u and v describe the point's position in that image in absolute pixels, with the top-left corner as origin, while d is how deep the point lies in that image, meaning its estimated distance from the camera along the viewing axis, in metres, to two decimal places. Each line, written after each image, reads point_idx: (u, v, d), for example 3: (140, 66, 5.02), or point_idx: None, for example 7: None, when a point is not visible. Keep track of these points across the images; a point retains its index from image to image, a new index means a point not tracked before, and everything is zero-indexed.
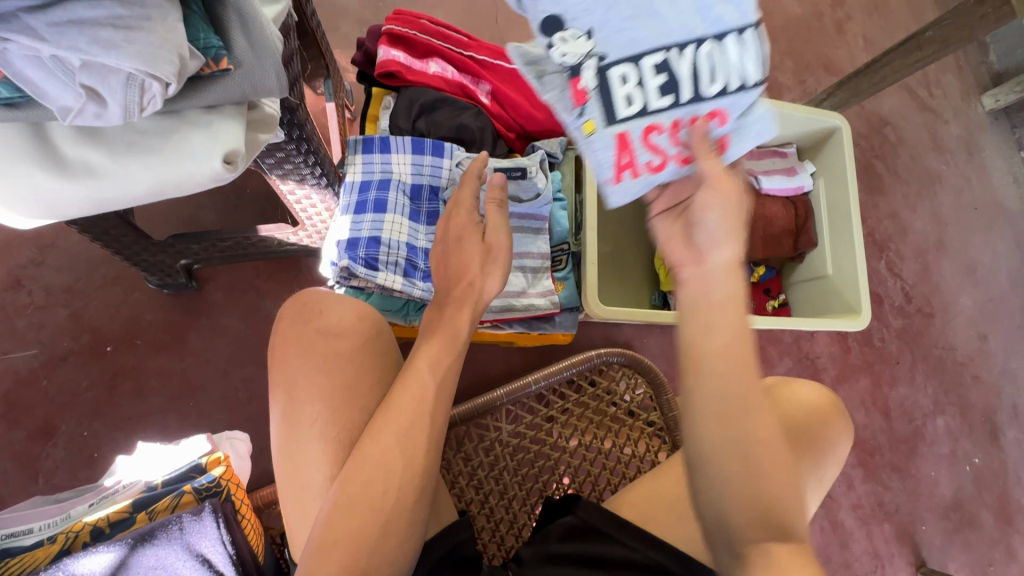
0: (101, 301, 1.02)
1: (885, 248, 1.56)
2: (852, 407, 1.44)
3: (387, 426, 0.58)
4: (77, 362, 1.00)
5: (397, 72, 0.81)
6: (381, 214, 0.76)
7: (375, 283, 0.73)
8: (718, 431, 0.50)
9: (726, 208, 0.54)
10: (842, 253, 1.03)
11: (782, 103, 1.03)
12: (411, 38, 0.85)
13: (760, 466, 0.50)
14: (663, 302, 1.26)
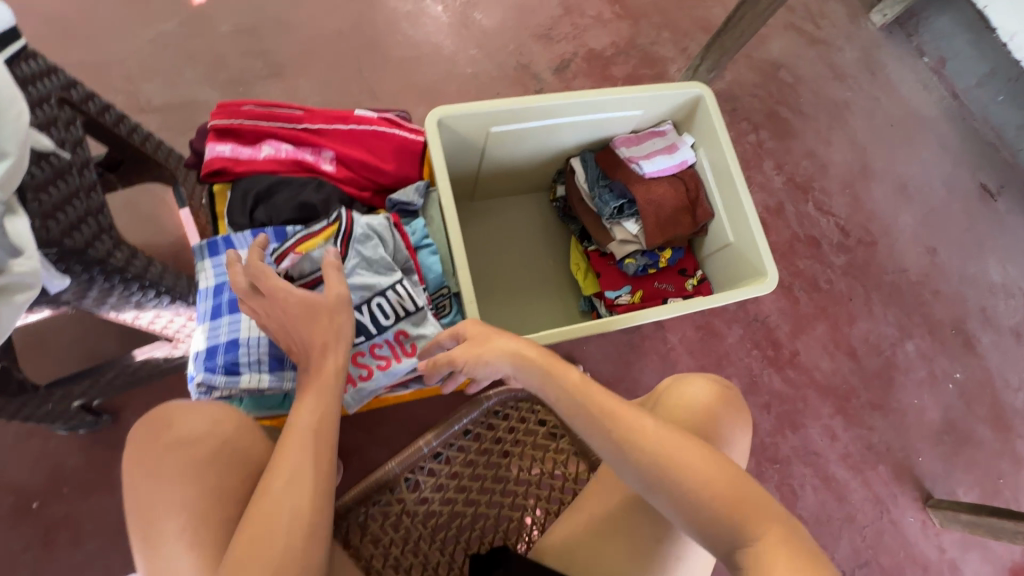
0: (18, 458, 1.00)
1: (810, 189, 1.54)
2: (817, 357, 1.40)
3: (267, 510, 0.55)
4: (7, 526, 0.98)
5: (226, 168, 0.80)
6: (236, 313, 0.75)
7: (239, 388, 0.71)
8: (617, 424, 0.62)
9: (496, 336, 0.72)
10: (737, 217, 1.01)
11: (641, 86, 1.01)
12: (237, 128, 0.84)
13: (663, 444, 0.60)
14: (590, 306, 1.23)
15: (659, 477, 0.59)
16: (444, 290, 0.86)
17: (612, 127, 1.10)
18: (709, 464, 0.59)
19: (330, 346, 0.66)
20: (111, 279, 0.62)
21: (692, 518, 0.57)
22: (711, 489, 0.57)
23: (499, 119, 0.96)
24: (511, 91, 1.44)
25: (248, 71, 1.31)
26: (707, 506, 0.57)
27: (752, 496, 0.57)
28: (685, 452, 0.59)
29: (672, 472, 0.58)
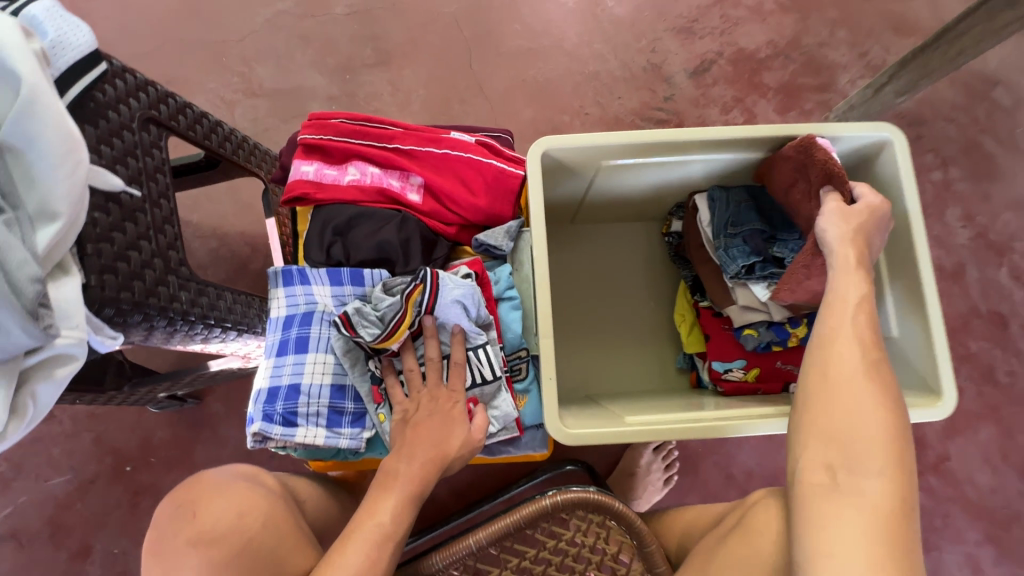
0: (118, 423, 1.08)
1: (1007, 250, 1.19)
2: (974, 468, 1.11)
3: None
4: (104, 483, 1.07)
5: (307, 194, 0.75)
6: (302, 355, 0.70)
7: (294, 442, 0.66)
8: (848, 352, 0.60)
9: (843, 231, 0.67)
10: (909, 312, 0.77)
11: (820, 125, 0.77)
12: (324, 145, 0.77)
13: (861, 401, 0.58)
14: (689, 364, 1.06)
15: (832, 405, 0.58)
16: (522, 352, 0.75)
17: (753, 167, 0.89)
18: (881, 467, 0.55)
19: (417, 456, 0.64)
20: (177, 326, 0.58)
21: (843, 451, 0.56)
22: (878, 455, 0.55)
23: (615, 153, 0.80)
24: (634, 95, 1.24)
25: (356, 57, 1.25)
26: (849, 466, 0.56)
27: (897, 512, 0.53)
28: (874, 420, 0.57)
29: (847, 421, 0.57)
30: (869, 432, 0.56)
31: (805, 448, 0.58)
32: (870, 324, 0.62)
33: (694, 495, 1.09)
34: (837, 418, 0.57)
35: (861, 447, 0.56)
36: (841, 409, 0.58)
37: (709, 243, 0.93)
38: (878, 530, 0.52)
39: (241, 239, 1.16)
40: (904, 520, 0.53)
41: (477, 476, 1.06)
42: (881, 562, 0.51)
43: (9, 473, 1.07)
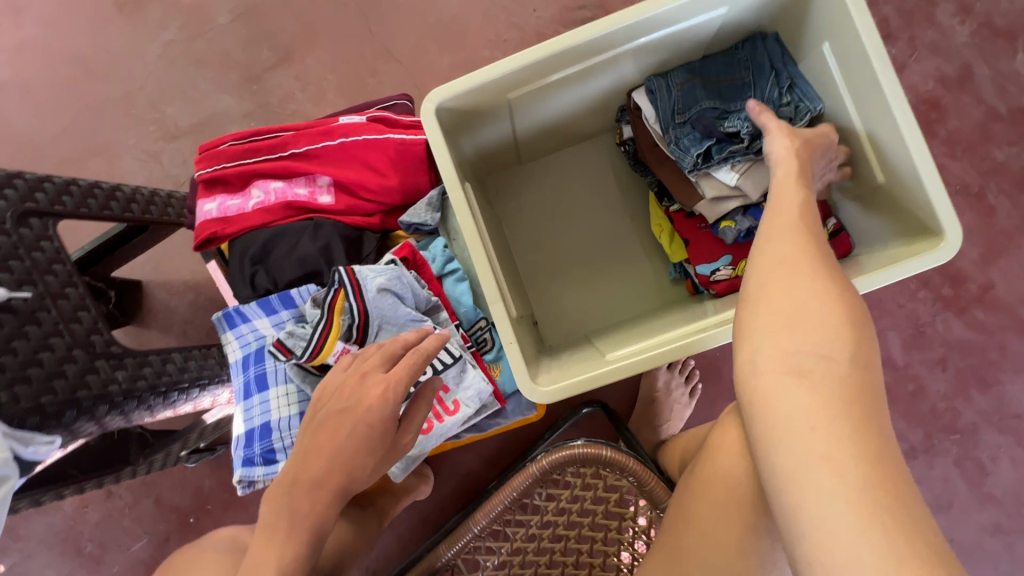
0: (170, 482, 1.16)
1: (1020, 31, 1.02)
2: None
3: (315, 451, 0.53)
4: (177, 535, 1.16)
5: (216, 233, 0.71)
6: (265, 391, 0.69)
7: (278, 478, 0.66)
8: (784, 311, 0.49)
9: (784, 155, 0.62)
10: (891, 147, 0.67)
11: None
12: (221, 176, 0.73)
13: (796, 334, 0.48)
14: (682, 273, 1.00)
15: (789, 343, 0.48)
16: (482, 323, 0.72)
17: (680, 43, 0.78)
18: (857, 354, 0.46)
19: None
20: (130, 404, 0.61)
21: (792, 368, 0.47)
22: (804, 377, 0.46)
23: (519, 80, 0.71)
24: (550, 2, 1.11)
25: (257, 63, 1.17)
26: (807, 402, 0.44)
27: (873, 459, 0.41)
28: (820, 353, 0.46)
29: (809, 315, 0.48)
30: (806, 362, 0.46)
31: (769, 328, 0.49)
32: (804, 198, 0.58)
33: (725, 399, 1.04)
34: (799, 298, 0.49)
35: (829, 344, 0.47)
36: (802, 310, 0.49)
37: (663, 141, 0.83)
38: (824, 434, 0.43)
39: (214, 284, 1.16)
40: (889, 470, 0.41)
41: (501, 439, 1.06)
42: (828, 474, 0.41)
43: (96, 550, 1.17)
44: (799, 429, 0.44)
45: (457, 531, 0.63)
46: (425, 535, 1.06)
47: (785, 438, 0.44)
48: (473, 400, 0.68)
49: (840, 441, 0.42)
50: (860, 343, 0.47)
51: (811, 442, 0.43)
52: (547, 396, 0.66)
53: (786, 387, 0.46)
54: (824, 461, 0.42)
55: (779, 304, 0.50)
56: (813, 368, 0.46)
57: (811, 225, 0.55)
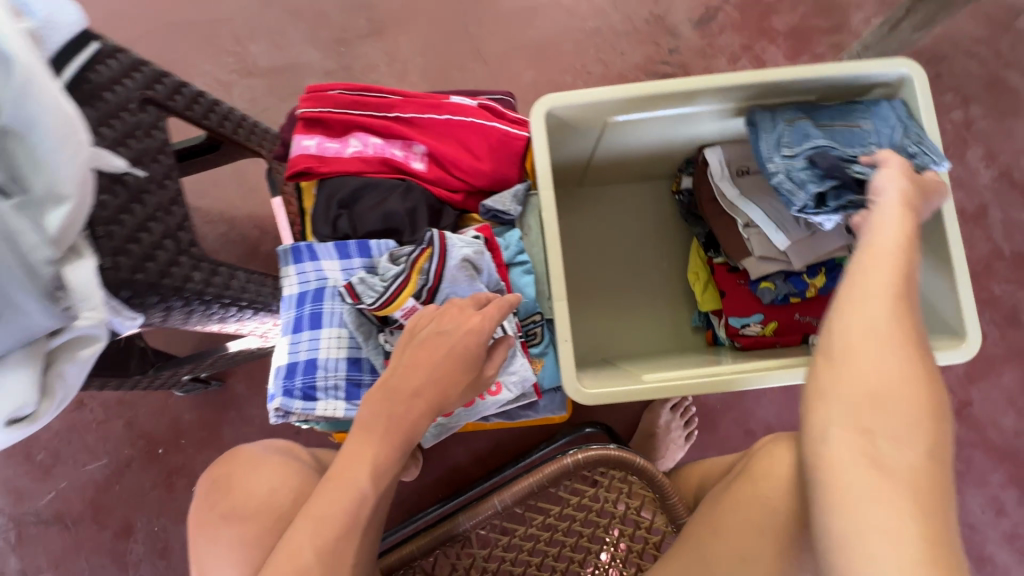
0: (147, 408, 1.11)
1: None
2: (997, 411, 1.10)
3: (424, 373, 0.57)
4: (140, 463, 1.11)
5: (311, 168, 0.73)
6: (317, 330, 0.71)
7: (314, 415, 0.67)
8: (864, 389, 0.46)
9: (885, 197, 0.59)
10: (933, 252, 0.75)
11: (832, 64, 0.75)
12: (325, 119, 0.76)
13: (870, 410, 0.46)
14: (705, 323, 1.06)
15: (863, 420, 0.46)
16: (537, 317, 0.75)
17: None
18: (928, 425, 0.45)
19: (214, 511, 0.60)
20: (183, 303, 0.59)
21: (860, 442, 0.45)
22: (871, 455, 0.44)
23: (623, 108, 0.77)
24: (638, 50, 1.19)
25: (351, 29, 1.21)
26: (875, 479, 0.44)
27: (933, 541, 0.41)
28: (892, 434, 0.45)
29: (889, 393, 0.46)
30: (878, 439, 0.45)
31: (845, 373, 0.48)
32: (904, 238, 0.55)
33: (714, 451, 1.09)
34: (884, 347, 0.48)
35: (906, 402, 0.46)
36: (880, 387, 0.46)
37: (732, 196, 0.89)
38: (888, 513, 0.42)
39: (249, 222, 1.16)
40: (947, 550, 0.41)
41: (496, 440, 1.07)
42: (883, 545, 0.41)
43: (48, 460, 1.11)
44: (858, 479, 0.44)
45: (480, 504, 0.65)
46: (399, 518, 1.05)
47: (844, 481, 0.45)
48: (513, 386, 0.71)
49: (902, 523, 0.41)
50: (935, 425, 0.45)
51: (865, 489, 0.43)
52: (589, 398, 0.70)
53: (854, 463, 0.45)
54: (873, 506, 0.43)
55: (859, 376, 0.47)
56: (883, 452, 0.44)
57: (906, 260, 0.52)
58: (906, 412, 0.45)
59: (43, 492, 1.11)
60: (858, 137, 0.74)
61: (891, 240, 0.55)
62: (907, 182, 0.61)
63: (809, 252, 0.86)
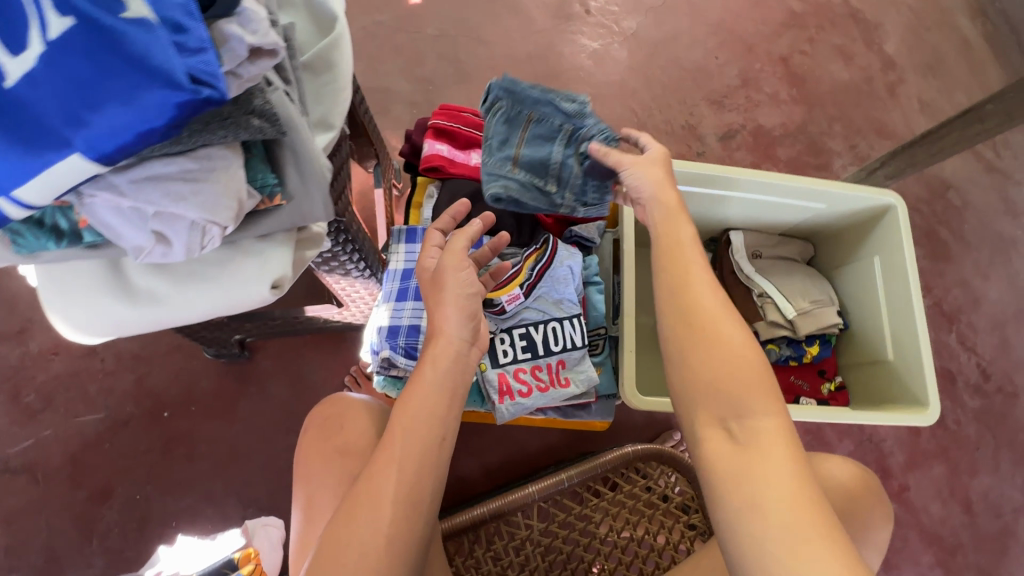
0: (163, 367, 1.09)
1: (955, 319, 1.45)
2: (927, 498, 1.30)
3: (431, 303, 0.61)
4: (139, 424, 1.06)
5: (441, 166, 0.88)
6: (421, 302, 0.79)
7: (416, 372, 0.74)
8: (704, 387, 0.58)
9: (653, 177, 0.72)
10: (904, 338, 0.96)
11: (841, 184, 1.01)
12: (455, 131, 0.91)
13: (731, 405, 0.56)
14: None
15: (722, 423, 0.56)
16: (601, 330, 0.87)
17: (784, 211, 1.10)
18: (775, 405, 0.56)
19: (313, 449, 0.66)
20: (336, 236, 0.63)
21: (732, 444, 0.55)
22: (747, 451, 0.53)
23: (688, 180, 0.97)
24: (672, 147, 1.45)
25: (440, 73, 1.40)
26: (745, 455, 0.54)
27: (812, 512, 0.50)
28: (763, 435, 0.54)
29: (731, 396, 0.56)
30: (752, 435, 0.54)
31: (701, 407, 0.58)
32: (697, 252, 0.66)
33: None
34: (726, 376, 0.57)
35: (749, 407, 0.56)
36: (728, 387, 0.57)
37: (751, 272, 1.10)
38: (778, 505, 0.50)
39: None
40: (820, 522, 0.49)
41: (511, 456, 1.13)
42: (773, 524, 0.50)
43: (37, 404, 1.04)
44: (775, 509, 0.50)
45: (551, 476, 0.73)
46: None
47: (719, 456, 0.55)
48: (581, 382, 0.81)
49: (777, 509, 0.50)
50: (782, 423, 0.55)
51: (785, 522, 0.49)
52: (644, 403, 0.80)
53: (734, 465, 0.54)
54: (806, 544, 0.48)
55: (703, 380, 0.58)
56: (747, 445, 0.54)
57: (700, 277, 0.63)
58: (762, 427, 0.55)
59: (22, 437, 1.03)
60: (547, 118, 0.80)
61: (649, 194, 0.71)
62: (641, 157, 0.73)
63: (810, 323, 1.05)
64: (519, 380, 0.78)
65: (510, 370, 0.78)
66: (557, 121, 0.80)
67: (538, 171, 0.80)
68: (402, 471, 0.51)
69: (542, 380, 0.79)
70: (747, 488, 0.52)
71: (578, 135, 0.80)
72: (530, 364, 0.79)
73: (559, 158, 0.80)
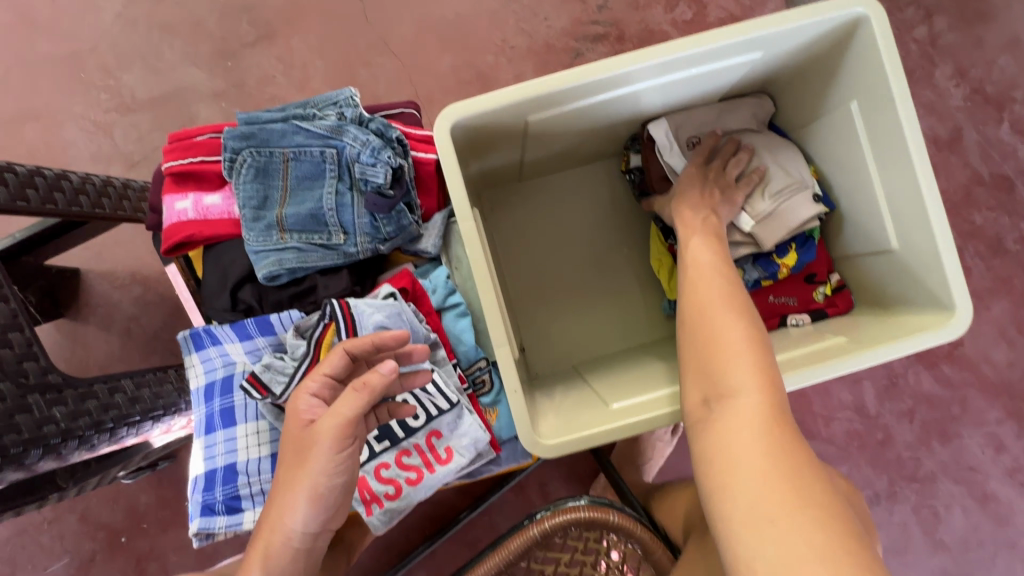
0: (98, 497, 1.03)
1: (1007, 101, 1.05)
2: (989, 347, 1.05)
3: (288, 481, 0.48)
4: (103, 556, 1.03)
5: (192, 234, 0.62)
6: (230, 428, 0.61)
7: (243, 530, 0.59)
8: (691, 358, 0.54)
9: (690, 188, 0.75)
10: (909, 219, 0.67)
11: (792, 12, 0.63)
12: (196, 170, 0.64)
13: (713, 371, 0.51)
14: (676, 310, 0.98)
15: (708, 389, 0.51)
16: (481, 365, 0.66)
17: (714, 78, 0.74)
18: (764, 382, 0.49)
19: None
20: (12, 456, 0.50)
21: (714, 409, 0.49)
22: (730, 420, 0.47)
23: (542, 105, 0.65)
24: (562, 12, 1.05)
25: (234, 39, 1.06)
26: (722, 410, 0.49)
27: (804, 489, 0.42)
28: (750, 402, 0.48)
29: (717, 359, 0.52)
30: (738, 402, 0.48)
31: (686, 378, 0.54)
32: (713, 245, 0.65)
33: None
34: (709, 342, 0.54)
35: (739, 372, 0.50)
36: (714, 351, 0.52)
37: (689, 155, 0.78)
38: (763, 472, 0.43)
39: (166, 279, 1.04)
40: (812, 499, 0.41)
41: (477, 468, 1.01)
42: (754, 511, 0.42)
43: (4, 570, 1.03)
44: (743, 481, 0.43)
45: None
46: (388, 566, 1.00)
47: (705, 435, 0.49)
48: (466, 451, 0.62)
49: (759, 480, 0.43)
50: (778, 404, 0.48)
51: (754, 501, 0.42)
52: (553, 450, 0.62)
53: (714, 435, 0.48)
54: (773, 527, 0.40)
55: (691, 346, 0.55)
56: (731, 409, 0.48)
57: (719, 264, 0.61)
58: (742, 400, 0.48)
59: None
60: (303, 153, 0.63)
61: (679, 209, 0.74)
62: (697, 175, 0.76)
63: (776, 228, 0.76)
64: (385, 480, 0.61)
65: (370, 470, 0.61)
66: (315, 147, 0.63)
67: (313, 223, 0.63)
68: None
69: (412, 469, 0.62)
70: (720, 465, 0.46)
71: (345, 161, 0.63)
72: (393, 454, 0.62)
73: (334, 201, 0.63)
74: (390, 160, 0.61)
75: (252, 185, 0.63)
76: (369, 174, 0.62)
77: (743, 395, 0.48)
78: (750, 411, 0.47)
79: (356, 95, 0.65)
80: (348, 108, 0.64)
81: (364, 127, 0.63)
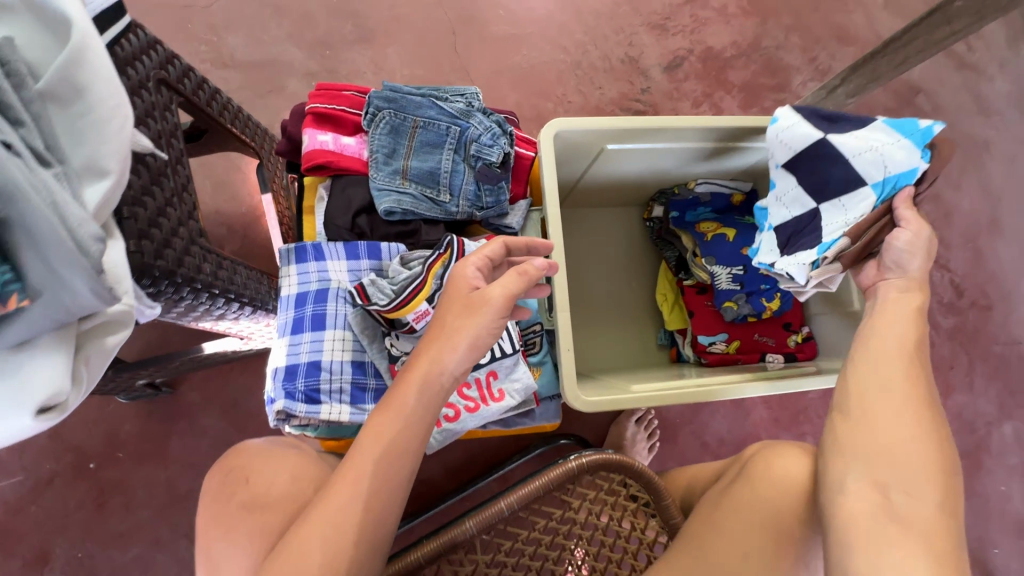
0: (78, 417, 0.99)
1: None
2: None
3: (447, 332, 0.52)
4: (64, 480, 0.98)
5: (329, 162, 0.73)
6: (320, 332, 0.68)
7: (319, 419, 0.65)
8: (866, 442, 0.53)
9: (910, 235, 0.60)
10: None
11: None
12: (338, 115, 0.75)
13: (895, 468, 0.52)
14: (670, 341, 1.15)
15: (876, 483, 0.52)
16: (537, 328, 0.78)
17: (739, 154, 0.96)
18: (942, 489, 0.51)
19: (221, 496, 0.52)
20: (180, 291, 0.52)
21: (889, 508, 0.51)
22: (900, 523, 0.50)
23: (621, 137, 0.83)
24: (613, 86, 1.29)
25: (336, 34, 1.20)
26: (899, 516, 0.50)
27: None
28: (927, 513, 0.50)
29: (899, 458, 0.52)
30: (917, 506, 0.50)
31: (856, 461, 0.54)
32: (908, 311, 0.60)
33: (673, 462, 1.17)
34: (891, 437, 0.53)
35: (920, 475, 0.51)
36: (899, 447, 0.52)
37: (856, 153, 0.63)
38: None
39: (214, 219, 1.09)
40: None
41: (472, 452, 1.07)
42: None
43: None
44: None
45: (487, 507, 0.65)
46: None
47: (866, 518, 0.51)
48: (517, 394, 0.72)
49: None
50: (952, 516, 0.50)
51: None
52: (589, 405, 0.73)
53: (879, 532, 0.50)
54: None
55: (871, 432, 0.54)
56: (904, 516, 0.50)
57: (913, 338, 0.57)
58: (924, 507, 0.50)
59: None
60: (432, 123, 0.76)
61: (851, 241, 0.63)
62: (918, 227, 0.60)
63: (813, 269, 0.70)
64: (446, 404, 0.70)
65: None
66: (443, 121, 0.77)
67: (429, 179, 0.75)
68: (339, 517, 0.45)
69: (470, 399, 0.71)
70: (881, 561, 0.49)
71: (465, 138, 0.77)
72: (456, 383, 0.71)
73: (449, 166, 0.76)
74: (504, 145, 0.76)
75: (385, 138, 0.75)
76: (484, 152, 0.76)
77: (926, 504, 0.50)
78: (930, 520, 0.49)
79: (480, 93, 0.81)
80: (473, 100, 0.79)
81: (486, 117, 0.78)
